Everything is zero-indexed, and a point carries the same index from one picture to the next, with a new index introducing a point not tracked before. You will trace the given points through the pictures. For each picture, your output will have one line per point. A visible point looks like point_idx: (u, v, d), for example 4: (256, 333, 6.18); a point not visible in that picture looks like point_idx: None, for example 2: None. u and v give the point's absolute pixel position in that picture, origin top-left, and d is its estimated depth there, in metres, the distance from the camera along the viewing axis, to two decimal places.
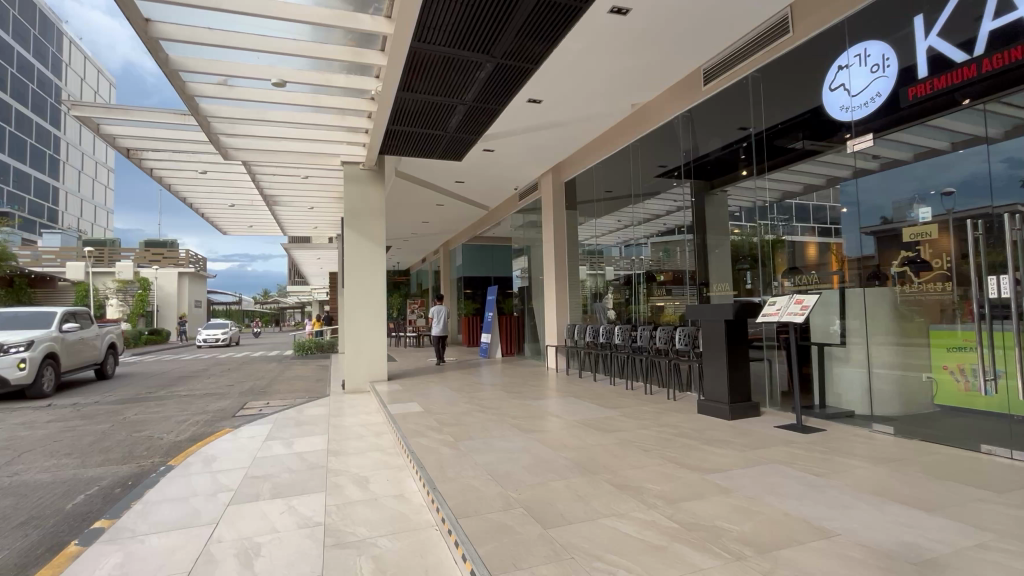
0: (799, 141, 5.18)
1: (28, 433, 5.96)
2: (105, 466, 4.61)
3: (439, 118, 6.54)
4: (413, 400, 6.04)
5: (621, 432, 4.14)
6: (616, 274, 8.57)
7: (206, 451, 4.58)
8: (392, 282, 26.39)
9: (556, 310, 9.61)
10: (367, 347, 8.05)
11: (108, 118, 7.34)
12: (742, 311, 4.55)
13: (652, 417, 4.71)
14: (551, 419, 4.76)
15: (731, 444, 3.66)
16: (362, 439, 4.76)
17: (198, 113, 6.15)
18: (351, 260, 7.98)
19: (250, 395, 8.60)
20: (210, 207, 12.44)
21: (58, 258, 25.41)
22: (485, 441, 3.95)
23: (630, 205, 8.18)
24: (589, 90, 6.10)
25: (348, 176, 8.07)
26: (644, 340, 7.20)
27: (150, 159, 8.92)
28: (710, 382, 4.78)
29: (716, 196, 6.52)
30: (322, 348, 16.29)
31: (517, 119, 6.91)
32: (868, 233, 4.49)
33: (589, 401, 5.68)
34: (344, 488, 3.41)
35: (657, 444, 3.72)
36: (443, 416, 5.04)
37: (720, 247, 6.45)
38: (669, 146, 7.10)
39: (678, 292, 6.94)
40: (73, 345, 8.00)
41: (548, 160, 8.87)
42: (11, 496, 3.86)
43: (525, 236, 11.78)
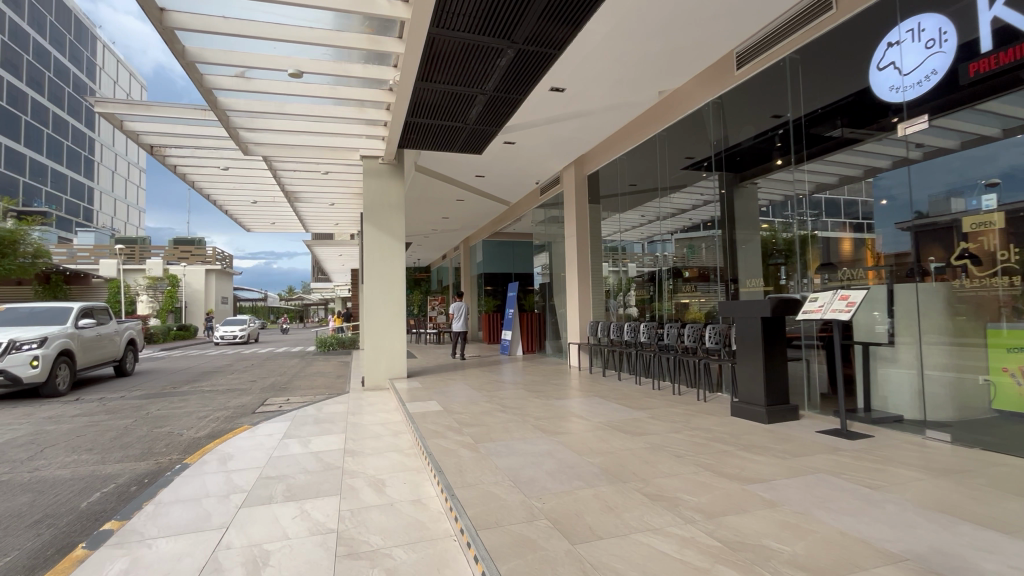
0: (838, 129, 4.89)
1: (53, 427, 6.00)
2: (123, 462, 4.57)
3: (459, 109, 6.37)
4: (432, 398, 5.89)
5: (650, 436, 3.91)
6: (639, 271, 8.28)
7: (222, 449, 4.49)
8: (413, 279, 26.45)
9: (579, 307, 9.36)
10: (386, 345, 7.95)
11: (131, 114, 7.37)
12: (781, 308, 4.26)
13: (683, 420, 4.45)
14: (574, 420, 4.55)
15: (771, 451, 3.40)
16: (380, 439, 4.62)
17: (217, 107, 6.09)
18: (370, 256, 7.88)
19: (271, 391, 8.58)
20: (233, 203, 12.54)
21: (92, 256, 26.18)
22: (507, 444, 3.76)
23: (655, 199, 7.87)
24: (614, 77, 5.85)
25: (368, 170, 7.99)
26: (671, 339, 6.88)
27: (174, 156, 8.98)
28: (744, 383, 4.51)
29: (745, 188, 6.16)
30: (344, 344, 16.34)
31: (539, 109, 6.69)
32: (903, 228, 4.28)
33: (614, 402, 5.44)
34: (360, 492, 3.26)
35: (689, 450, 3.48)
36: (462, 415, 4.88)
37: (749, 243, 6.03)
38: (698, 136, 6.80)
39: (707, 290, 6.67)
40: (89, 342, 7.98)
41: (570, 153, 8.63)
42: (29, 493, 3.83)
43: (546, 232, 11.56)
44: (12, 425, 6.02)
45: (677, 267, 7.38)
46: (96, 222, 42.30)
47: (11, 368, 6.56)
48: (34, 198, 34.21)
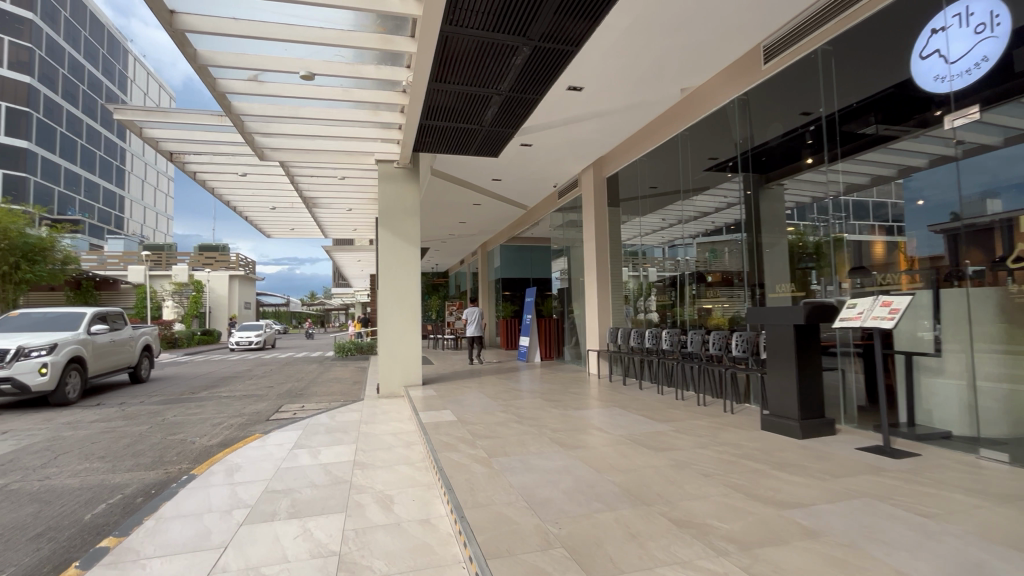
0: (871, 125, 4.60)
1: (71, 433, 6.01)
2: (133, 471, 4.49)
3: (474, 111, 6.22)
4: (446, 408, 5.71)
5: (675, 451, 3.68)
6: (660, 275, 8.01)
7: (231, 460, 4.38)
8: (432, 284, 26.50)
9: (598, 314, 9.11)
10: (400, 352, 7.81)
11: (150, 121, 7.41)
12: (813, 314, 3.95)
13: (709, 434, 4.19)
14: (593, 433, 4.33)
15: (807, 471, 3.13)
16: (391, 451, 4.46)
17: (231, 112, 6.06)
18: (385, 260, 7.77)
19: (287, 397, 8.53)
20: (253, 210, 12.63)
21: (121, 262, 26.88)
22: (522, 459, 3.57)
23: (677, 202, 7.59)
24: (634, 75, 5.64)
25: (382, 175, 7.89)
26: (695, 347, 6.60)
27: (193, 162, 9.04)
28: (775, 395, 4.23)
29: (772, 189, 5.82)
30: (362, 350, 16.34)
31: (556, 110, 6.50)
32: (937, 230, 4.06)
33: (636, 414, 5.19)
34: (366, 509, 3.10)
35: (719, 468, 3.23)
36: (476, 427, 4.68)
37: (776, 247, 5.73)
38: (722, 135, 6.54)
39: (729, 294, 6.42)
40: (102, 349, 7.92)
41: (588, 155, 8.43)
42: (36, 503, 3.76)
43: (564, 236, 11.35)
44: (31, 430, 6.04)
45: (699, 272, 7.10)
46: (126, 229, 43.45)
47: (19, 375, 6.47)
48: (68, 206, 35.21)
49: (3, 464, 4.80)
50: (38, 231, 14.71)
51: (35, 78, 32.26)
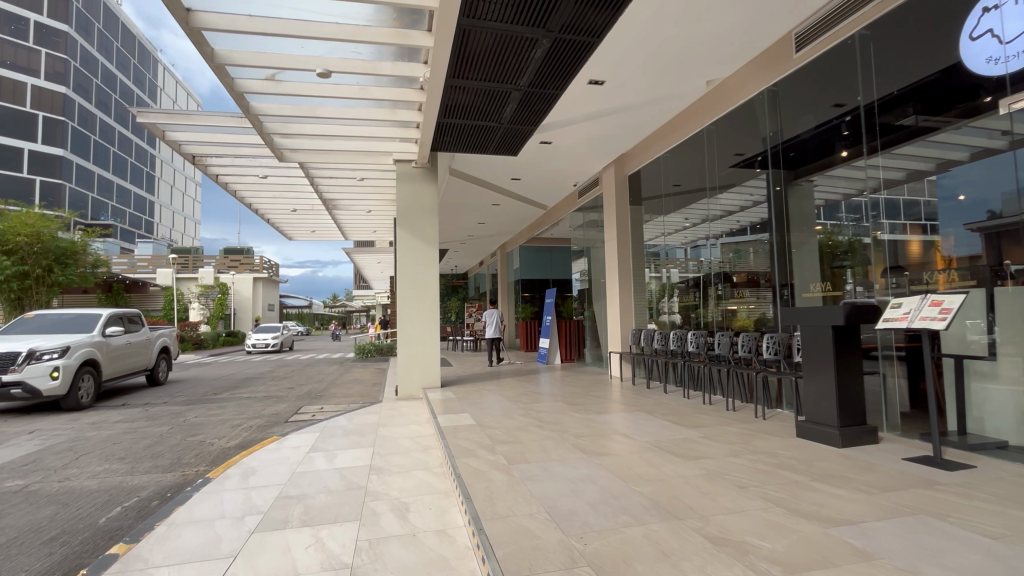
0: (910, 116, 4.38)
1: (94, 434, 6.06)
2: (151, 474, 4.47)
3: (492, 108, 6.09)
4: (465, 411, 5.58)
5: (705, 460, 3.48)
6: (684, 276, 7.75)
7: (246, 463, 4.32)
8: (451, 286, 26.54)
9: (620, 315, 8.87)
10: (419, 353, 7.72)
11: (172, 124, 7.48)
12: (855, 315, 3.72)
13: (741, 441, 3.96)
14: (617, 439, 4.15)
15: (853, 484, 2.90)
16: (408, 455, 4.34)
17: (250, 113, 6.04)
18: (403, 261, 7.69)
19: (307, 399, 8.53)
20: (274, 212, 12.73)
21: (151, 265, 27.57)
22: (544, 466, 3.41)
23: (703, 199, 7.32)
24: (657, 66, 5.45)
25: (400, 175, 7.82)
26: (722, 350, 6.35)
27: (215, 165, 9.12)
28: (811, 400, 3.99)
29: (800, 187, 5.65)
30: (382, 351, 16.36)
31: (577, 105, 6.34)
32: (975, 229, 3.83)
33: (661, 419, 4.97)
34: (381, 517, 2.98)
35: (754, 480, 3.02)
36: (496, 431, 4.53)
37: (806, 247, 5.53)
38: (750, 129, 6.29)
39: (755, 295, 6.19)
40: (117, 351, 7.89)
41: (610, 152, 8.24)
42: (53, 505, 3.74)
43: (585, 236, 11.15)
44: (56, 430, 6.11)
45: (723, 273, 6.86)
46: (156, 233, 44.62)
47: (30, 379, 6.42)
48: (101, 211, 36.29)
49: (26, 464, 4.83)
50: (69, 234, 15.09)
51: (70, 88, 33.42)
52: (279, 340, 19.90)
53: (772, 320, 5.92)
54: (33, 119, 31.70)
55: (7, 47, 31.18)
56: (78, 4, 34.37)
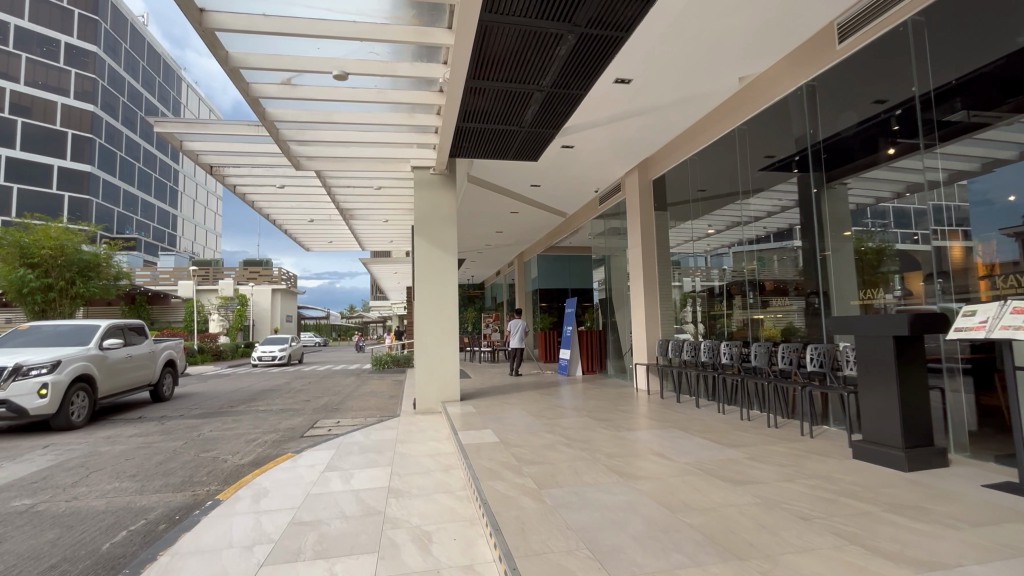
0: (957, 112, 4.12)
1: (108, 449, 5.92)
2: (160, 493, 4.26)
3: (513, 110, 5.87)
4: (487, 427, 5.29)
5: (755, 485, 3.15)
6: (713, 284, 7.38)
7: (258, 484, 4.08)
8: (468, 296, 26.37)
9: (646, 326, 8.52)
10: (437, 366, 7.47)
11: (189, 133, 7.40)
12: (921, 324, 3.37)
13: (792, 463, 3.60)
14: (653, 459, 3.83)
15: (933, 517, 2.56)
16: (428, 476, 4.07)
17: (267, 120, 5.89)
18: (421, 270, 7.49)
19: (323, 412, 8.33)
20: (291, 222, 12.66)
21: (172, 277, 27.94)
22: (577, 491, 3.12)
23: (732, 204, 6.98)
24: (687, 62, 5.18)
25: (419, 182, 7.64)
26: (758, 361, 5.99)
27: (233, 175, 9.06)
28: (871, 418, 3.63)
29: (834, 189, 5.39)
30: (399, 362, 16.15)
31: (601, 106, 6.09)
32: (1009, 233, 3.69)
33: (698, 436, 4.62)
34: (402, 549, 2.72)
35: (819, 511, 2.68)
36: (521, 450, 4.25)
37: (841, 254, 5.26)
38: (784, 128, 5.97)
39: (784, 304, 5.97)
40: (116, 366, 7.42)
41: (632, 156, 7.97)
42: (57, 528, 3.55)
43: (605, 244, 10.85)
44: (69, 445, 5.98)
45: (749, 282, 6.64)
46: (179, 246, 45.43)
47: (16, 398, 5.95)
48: (127, 225, 37.00)
49: (36, 481, 4.68)
50: (93, 247, 15.26)
51: (98, 106, 34.42)
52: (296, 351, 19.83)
53: (802, 329, 5.71)
54: (63, 136, 32.66)
55: (39, 69, 32.34)
56: (106, 25, 35.48)
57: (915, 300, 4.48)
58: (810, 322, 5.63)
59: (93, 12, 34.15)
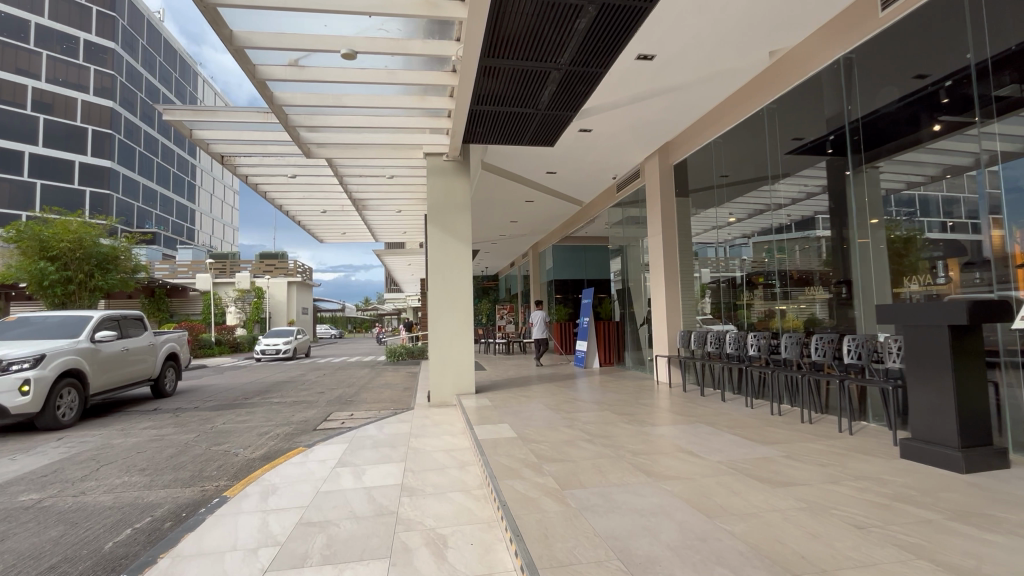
0: (1006, 85, 3.81)
1: (121, 442, 5.85)
2: (168, 489, 4.14)
3: (530, 91, 5.60)
4: (503, 421, 5.08)
5: (797, 487, 2.90)
6: (737, 274, 7.08)
7: (266, 480, 3.93)
8: (481, 287, 26.24)
9: (667, 316, 8.20)
10: (452, 357, 7.29)
11: (198, 122, 7.26)
12: (980, 312, 3.07)
13: (834, 462, 3.33)
14: (682, 457, 3.59)
15: (1004, 526, 2.29)
16: (444, 472, 3.89)
17: (275, 105, 5.69)
18: (435, 259, 7.29)
19: (337, 404, 8.21)
20: (303, 213, 12.55)
21: (190, 270, 28.23)
22: (603, 492, 2.91)
23: (757, 189, 6.66)
24: (714, 36, 4.86)
25: (432, 168, 7.42)
26: (788, 354, 5.66)
27: (244, 165, 8.94)
28: (920, 414, 3.36)
29: (864, 174, 5.12)
30: (413, 354, 16.03)
31: (622, 85, 5.79)
32: None
33: (727, 432, 4.36)
34: (415, 554, 2.53)
35: (872, 520, 2.43)
36: (541, 446, 4.04)
37: (874, 242, 4.99)
38: (818, 105, 5.60)
39: (814, 294, 5.66)
40: (109, 360, 6.96)
41: (652, 140, 7.64)
42: (61, 525, 3.44)
43: (623, 233, 10.55)
44: (83, 438, 5.95)
45: (771, 273, 6.38)
46: (198, 240, 45.97)
47: None
48: (146, 219, 37.41)
49: (46, 475, 4.59)
50: (110, 240, 15.29)
51: (116, 102, 34.80)
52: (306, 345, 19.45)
53: (826, 321, 5.49)
54: (83, 132, 33.00)
55: (59, 66, 32.65)
56: (123, 22, 35.74)
57: (952, 291, 4.22)
58: (836, 313, 5.40)
59: (110, 9, 34.51)
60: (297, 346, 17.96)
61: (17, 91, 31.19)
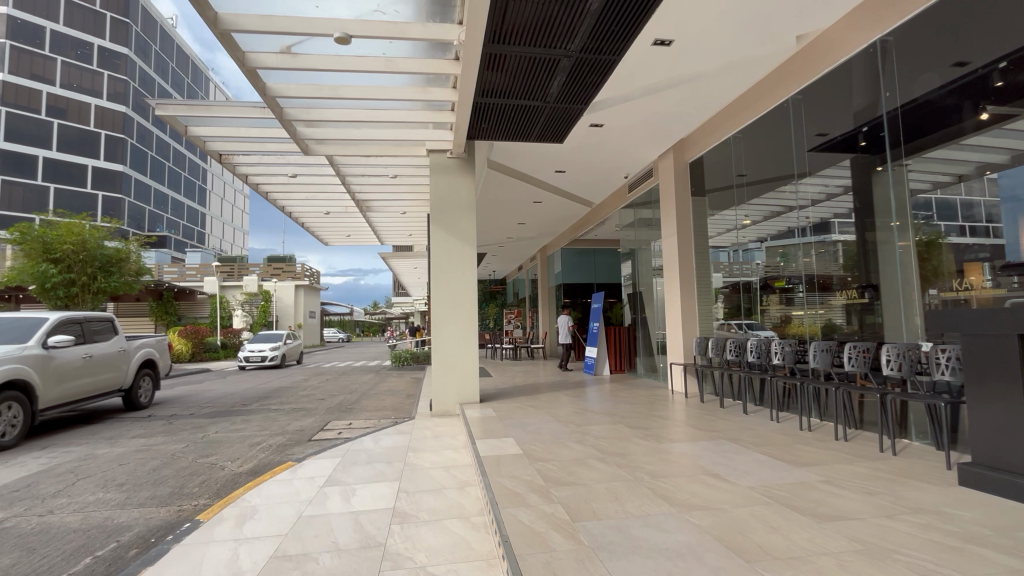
0: None
1: (106, 452, 5.55)
2: (142, 508, 3.81)
3: (537, 81, 5.24)
4: (508, 435, 4.71)
5: (844, 523, 2.51)
6: (756, 278, 6.67)
7: (246, 501, 3.58)
8: (488, 291, 26.03)
9: (683, 322, 7.77)
10: (454, 364, 6.92)
11: (192, 118, 6.98)
12: None
13: (884, 490, 2.91)
14: (706, 481, 3.21)
15: None
16: (441, 494, 3.53)
17: (268, 96, 5.38)
18: (437, 261, 6.94)
19: (336, 412, 7.89)
20: (307, 215, 12.29)
21: (199, 273, 28.18)
22: (619, 526, 2.53)
23: (779, 187, 6.24)
24: (739, 18, 4.48)
25: (435, 166, 7.09)
26: (817, 363, 5.21)
27: (243, 164, 8.67)
28: (983, 437, 2.94)
29: (885, 173, 4.81)
30: (419, 359, 15.67)
31: (635, 74, 5.42)
32: None
33: (755, 451, 3.94)
34: None
35: (948, 570, 2.03)
36: (548, 465, 3.67)
37: (898, 245, 4.67)
38: (847, 96, 5.20)
39: (840, 299, 5.29)
40: (65, 369, 6.24)
41: (667, 135, 7.25)
42: (16, 551, 3.10)
43: (634, 235, 10.15)
44: (67, 448, 5.65)
45: (790, 276, 6.05)
46: (209, 243, 46.17)
47: None
48: (159, 222, 37.59)
49: (17, 490, 4.28)
50: (116, 242, 15.12)
51: (129, 107, 35.03)
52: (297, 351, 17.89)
53: (850, 327, 5.15)
54: (97, 137, 33.23)
55: (73, 71, 32.92)
56: (137, 28, 35.99)
57: (979, 296, 3.95)
58: (864, 318, 5.01)
59: (124, 15, 34.77)
60: (285, 352, 16.30)
61: (32, 96, 31.52)
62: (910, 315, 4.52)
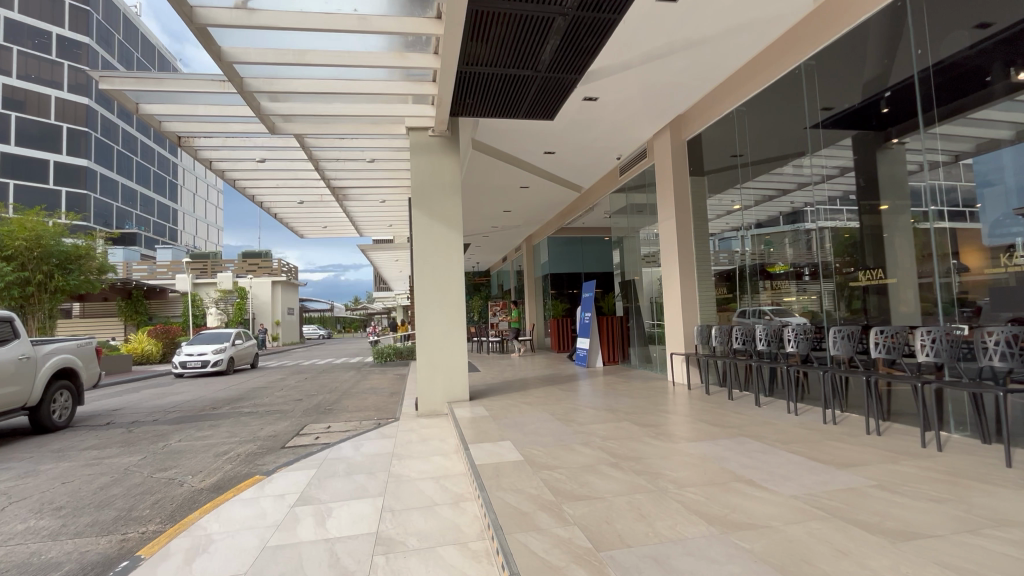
0: None
1: (51, 468, 4.93)
2: (77, 540, 3.22)
3: (529, 47, 4.71)
4: (505, 438, 4.22)
5: (923, 542, 2.08)
6: (756, 262, 6.31)
7: (201, 529, 3.02)
8: (472, 283, 25.57)
9: (683, 309, 7.37)
10: (442, 359, 6.41)
11: (144, 95, 6.29)
12: None
13: (950, 497, 2.51)
14: (740, 489, 2.78)
15: None
16: (432, 512, 3.04)
17: (225, 62, 4.77)
18: (419, 247, 6.38)
19: (314, 414, 7.33)
20: (280, 205, 11.56)
21: (170, 271, 26.97)
22: (653, 555, 2.07)
23: (786, 166, 5.83)
24: None
25: (415, 145, 6.52)
26: (838, 350, 4.85)
27: (205, 148, 7.96)
28: None
29: (893, 148, 4.50)
30: (402, 355, 15.08)
31: (635, 37, 4.93)
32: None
33: (783, 450, 3.53)
34: None
35: None
36: (555, 473, 3.21)
37: (904, 226, 4.37)
38: (864, 61, 4.75)
39: (848, 282, 4.94)
40: None
41: (665, 110, 6.77)
42: None
43: (626, 221, 9.70)
44: (5, 465, 5.00)
45: (785, 262, 5.82)
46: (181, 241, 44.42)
47: None
48: (126, 220, 35.93)
49: None
50: (73, 238, 14.05)
51: (92, 99, 33.33)
52: (248, 355, 15.48)
53: (861, 311, 4.81)
54: (58, 130, 31.53)
55: (31, 61, 31.30)
56: (98, 15, 34.19)
57: (971, 276, 3.81)
58: (876, 303, 4.67)
59: (84, 2, 32.96)
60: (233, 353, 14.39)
61: None
62: (925, 298, 4.20)
